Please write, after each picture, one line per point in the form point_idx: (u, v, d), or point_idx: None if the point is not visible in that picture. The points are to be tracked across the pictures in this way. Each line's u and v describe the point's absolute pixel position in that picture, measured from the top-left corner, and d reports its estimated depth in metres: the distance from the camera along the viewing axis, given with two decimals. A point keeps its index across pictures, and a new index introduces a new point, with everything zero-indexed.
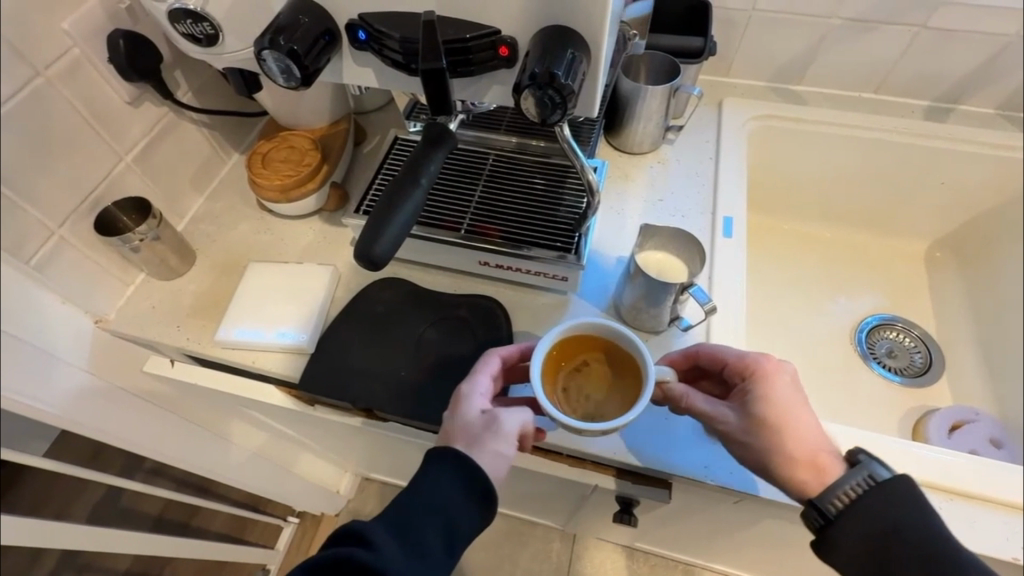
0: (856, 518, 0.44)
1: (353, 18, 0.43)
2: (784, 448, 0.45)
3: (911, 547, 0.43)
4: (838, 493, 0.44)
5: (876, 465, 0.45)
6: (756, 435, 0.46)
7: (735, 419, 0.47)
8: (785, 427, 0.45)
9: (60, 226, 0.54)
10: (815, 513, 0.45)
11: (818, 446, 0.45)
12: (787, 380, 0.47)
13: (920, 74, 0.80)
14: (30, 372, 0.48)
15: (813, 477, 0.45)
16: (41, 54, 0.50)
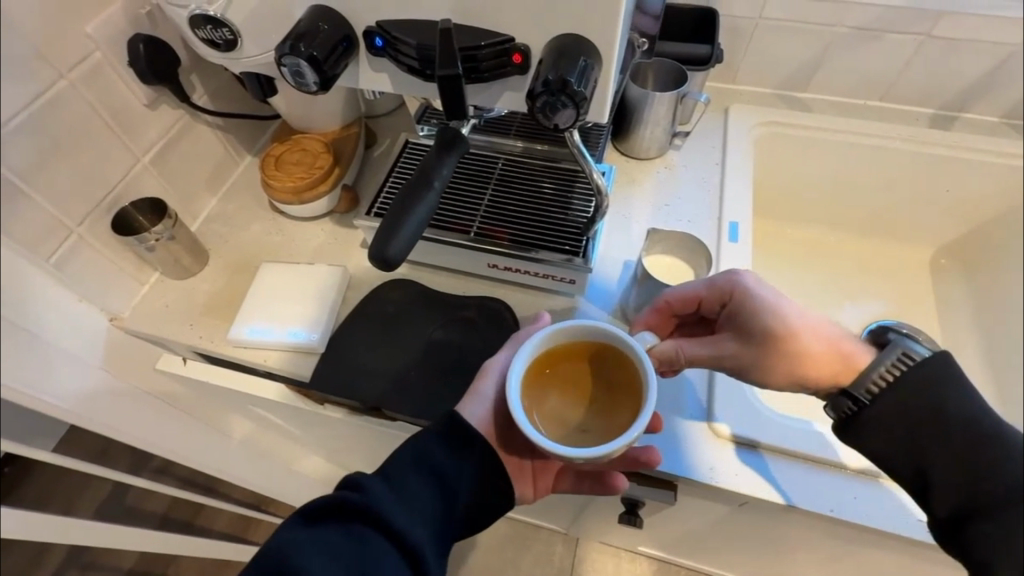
0: (895, 403, 0.44)
1: (370, 25, 0.44)
2: (799, 352, 0.47)
3: (958, 427, 0.42)
4: (874, 377, 0.45)
5: (910, 343, 0.45)
6: (766, 353, 0.48)
7: (735, 347, 0.50)
8: (786, 333, 0.48)
9: (78, 225, 0.55)
10: (848, 401, 0.45)
11: (828, 336, 0.48)
12: (763, 287, 0.50)
13: (925, 82, 0.81)
14: (49, 368, 0.48)
15: (844, 371, 0.47)
16: (65, 58, 0.51)
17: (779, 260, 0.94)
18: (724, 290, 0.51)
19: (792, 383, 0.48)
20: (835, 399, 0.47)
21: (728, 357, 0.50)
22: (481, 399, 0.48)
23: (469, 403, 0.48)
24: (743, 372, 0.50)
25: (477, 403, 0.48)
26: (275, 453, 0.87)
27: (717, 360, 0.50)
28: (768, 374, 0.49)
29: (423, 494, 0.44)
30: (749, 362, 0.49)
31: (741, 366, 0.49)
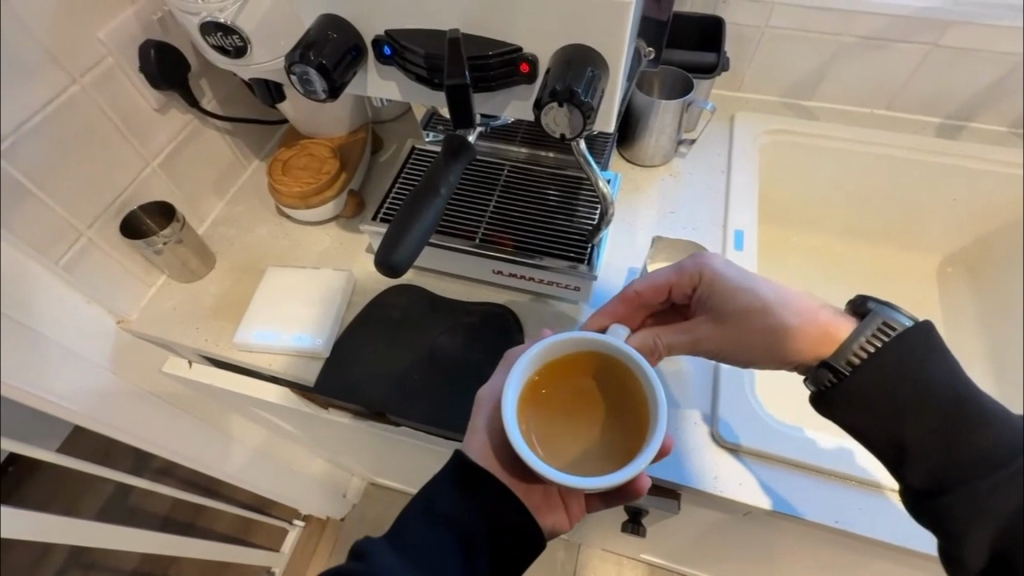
0: (876, 372, 0.43)
1: (379, 34, 0.44)
2: (772, 327, 0.49)
3: (935, 395, 0.41)
4: (854, 348, 0.44)
5: (891, 312, 0.45)
6: (739, 330, 0.50)
7: (714, 330, 0.50)
8: (755, 310, 0.49)
9: (88, 227, 0.55)
10: (829, 371, 0.45)
11: (800, 311, 0.49)
12: (728, 269, 0.51)
13: (932, 92, 0.81)
14: (54, 368, 0.49)
15: (823, 346, 0.47)
16: (77, 63, 0.51)
17: (783, 268, 0.94)
18: (690, 272, 0.52)
19: (773, 360, 0.50)
20: (816, 371, 0.46)
21: (706, 339, 0.51)
22: (480, 432, 0.48)
23: (471, 438, 0.48)
24: (723, 351, 0.51)
25: (478, 437, 0.48)
26: (278, 456, 0.87)
27: (695, 344, 0.51)
28: (746, 351, 0.50)
29: (429, 533, 0.46)
30: (726, 341, 0.50)
31: (719, 346, 0.51)
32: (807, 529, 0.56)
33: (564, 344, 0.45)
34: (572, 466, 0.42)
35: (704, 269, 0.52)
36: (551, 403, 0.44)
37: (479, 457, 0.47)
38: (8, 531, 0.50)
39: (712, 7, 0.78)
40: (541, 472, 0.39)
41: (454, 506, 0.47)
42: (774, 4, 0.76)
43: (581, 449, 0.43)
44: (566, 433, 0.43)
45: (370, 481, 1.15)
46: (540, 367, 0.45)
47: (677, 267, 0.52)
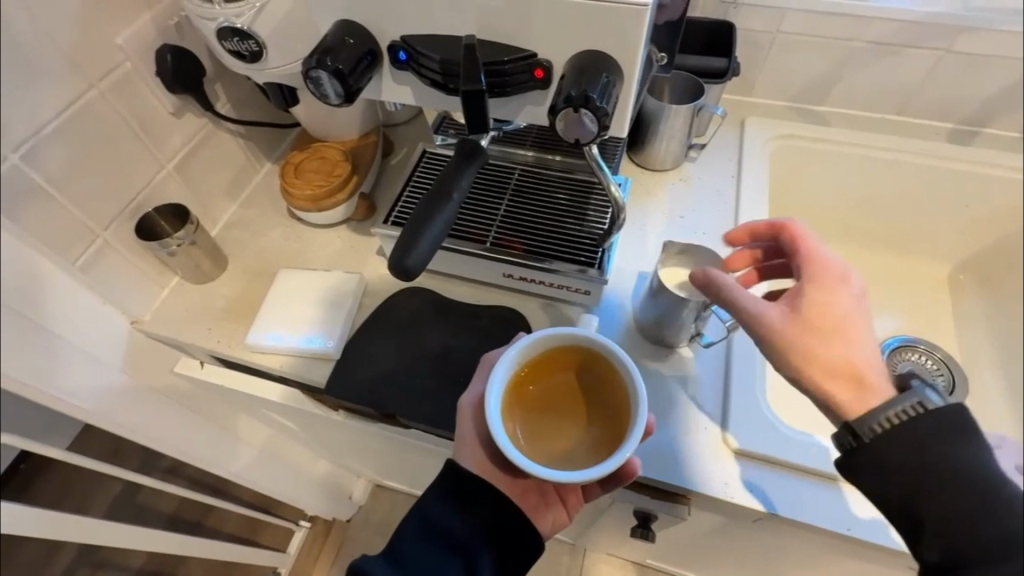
0: (899, 446, 0.41)
1: (395, 40, 0.45)
2: (824, 352, 0.45)
3: (956, 474, 0.39)
4: (885, 415, 0.42)
5: (930, 391, 0.42)
6: (800, 332, 0.46)
7: (776, 316, 0.47)
8: (834, 333, 0.45)
9: (104, 229, 0.56)
10: (848, 435, 0.43)
11: (864, 362, 0.44)
12: (856, 293, 0.47)
13: (945, 98, 0.80)
14: (67, 368, 0.50)
15: (850, 392, 0.44)
16: (95, 68, 0.52)
17: None
18: (825, 276, 0.48)
19: (791, 372, 0.46)
20: (839, 433, 0.44)
21: (763, 319, 0.47)
22: (467, 443, 0.47)
23: (460, 450, 0.48)
24: (765, 339, 0.47)
25: (466, 447, 0.47)
26: (287, 457, 0.88)
27: (750, 317, 0.48)
28: (780, 352, 0.46)
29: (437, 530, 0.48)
30: (776, 332, 0.46)
31: (769, 331, 0.47)
32: (818, 537, 0.55)
33: (537, 343, 0.46)
34: (566, 462, 0.43)
35: (845, 286, 0.47)
36: (533, 403, 0.45)
37: (473, 467, 0.48)
38: (22, 529, 0.50)
39: (724, 12, 0.78)
40: (539, 474, 0.40)
41: (458, 509, 0.48)
42: (786, 9, 0.76)
43: (571, 444, 0.43)
44: (553, 431, 0.44)
45: (376, 483, 1.15)
46: (517, 368, 0.46)
47: (833, 266, 0.48)
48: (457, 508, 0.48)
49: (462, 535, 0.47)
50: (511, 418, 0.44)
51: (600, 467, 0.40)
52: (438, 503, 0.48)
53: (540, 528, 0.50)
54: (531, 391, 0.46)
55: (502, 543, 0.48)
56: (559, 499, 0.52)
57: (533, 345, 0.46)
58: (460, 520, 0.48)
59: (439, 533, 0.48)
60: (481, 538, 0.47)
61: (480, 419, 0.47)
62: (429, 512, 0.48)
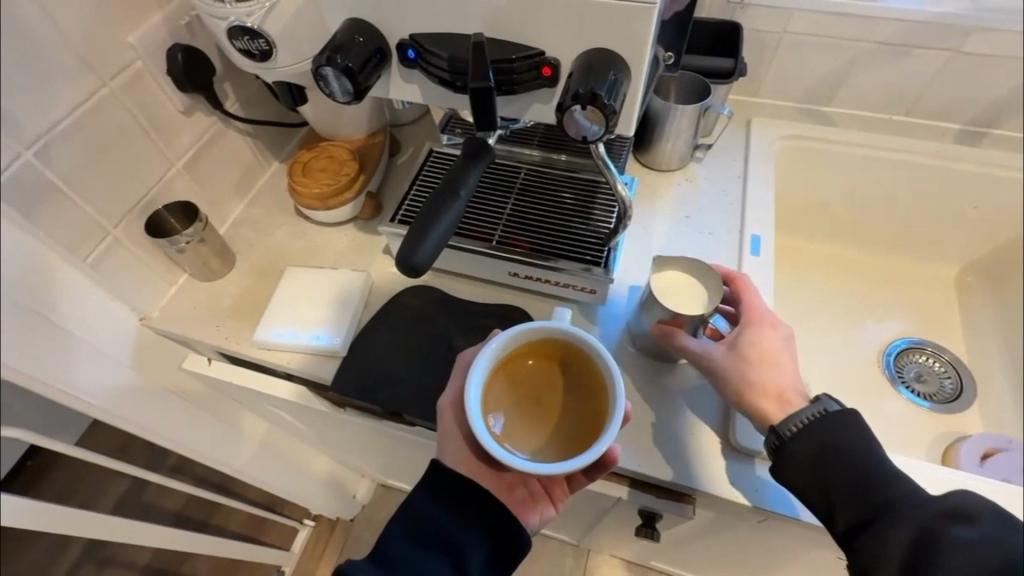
0: (807, 441, 0.46)
1: (404, 38, 0.45)
2: (754, 380, 0.50)
3: (851, 463, 0.45)
4: (795, 421, 0.47)
5: (833, 402, 0.48)
6: (738, 364, 0.51)
7: (720, 356, 0.52)
8: (768, 364, 0.50)
9: (114, 226, 0.57)
10: (772, 437, 0.48)
11: (790, 385, 0.50)
12: (781, 339, 0.52)
13: (953, 97, 0.80)
14: (75, 363, 0.50)
15: (778, 409, 0.49)
16: (107, 67, 0.53)
17: (800, 274, 0.93)
18: (757, 315, 0.53)
19: (732, 400, 0.50)
20: (765, 436, 0.49)
21: (709, 357, 0.52)
22: (450, 439, 0.48)
23: (445, 447, 0.48)
24: (710, 375, 0.52)
25: (451, 443, 0.48)
26: (292, 455, 0.88)
27: (698, 355, 0.52)
28: (720, 384, 0.51)
29: (444, 526, 0.47)
30: (718, 368, 0.51)
31: (713, 368, 0.51)
32: (823, 537, 0.55)
33: (515, 338, 0.46)
34: (547, 455, 0.43)
35: (774, 326, 0.53)
36: (512, 396, 0.45)
37: (459, 463, 0.48)
38: (30, 523, 0.51)
39: (731, 13, 0.79)
40: (519, 468, 0.40)
41: (458, 507, 0.48)
42: (793, 10, 0.76)
43: (551, 437, 0.43)
44: (533, 425, 0.44)
45: (380, 482, 1.16)
46: (496, 363, 0.46)
47: (763, 309, 0.54)
48: (457, 506, 0.48)
49: (465, 533, 0.47)
50: (491, 413, 0.44)
51: (579, 458, 0.41)
52: (439, 497, 0.48)
53: (528, 521, 0.51)
54: (511, 386, 0.46)
55: (498, 542, 0.48)
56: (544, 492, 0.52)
57: (510, 340, 0.46)
58: (462, 519, 0.48)
59: (440, 530, 0.47)
60: (480, 537, 0.48)
61: (462, 415, 0.48)
62: (434, 508, 0.48)
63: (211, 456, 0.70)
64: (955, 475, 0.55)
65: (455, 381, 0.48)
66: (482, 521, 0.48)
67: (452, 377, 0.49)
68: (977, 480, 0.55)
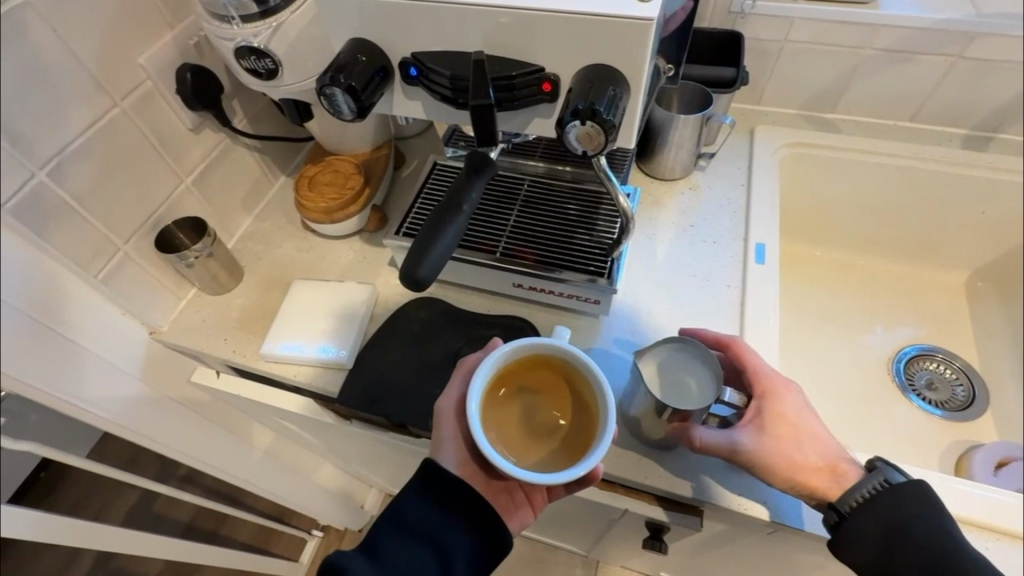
0: (868, 518, 0.47)
1: (406, 56, 0.46)
2: (801, 460, 0.48)
3: (919, 542, 0.46)
4: (856, 496, 0.47)
5: (893, 471, 0.49)
6: (776, 446, 0.49)
7: (751, 443, 0.49)
8: (801, 436, 0.49)
9: (125, 242, 0.58)
10: (832, 514, 0.48)
11: (832, 453, 0.50)
12: (796, 398, 0.51)
13: (958, 103, 0.79)
14: (83, 377, 0.51)
15: (833, 482, 0.48)
16: (119, 87, 0.54)
17: (807, 280, 0.92)
18: (769, 384, 0.51)
19: (783, 485, 0.49)
20: (823, 512, 0.49)
21: (743, 448, 0.49)
22: (447, 443, 0.47)
23: (440, 451, 0.48)
24: (750, 465, 0.49)
25: (448, 449, 0.47)
26: (298, 466, 0.88)
27: (730, 449, 0.49)
28: (766, 470, 0.48)
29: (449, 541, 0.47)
30: (758, 455, 0.48)
31: (754, 459, 0.48)
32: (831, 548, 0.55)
33: (513, 352, 0.46)
34: (541, 467, 0.43)
35: (787, 388, 0.51)
36: (510, 407, 0.45)
37: (453, 466, 0.48)
38: (38, 535, 0.51)
39: (731, 23, 0.79)
40: (519, 477, 0.40)
41: (452, 528, 0.47)
42: (794, 18, 0.76)
43: (548, 454, 0.43)
44: (530, 437, 0.44)
45: (387, 492, 1.16)
46: (495, 375, 0.46)
47: (770, 373, 0.52)
48: (453, 523, 0.47)
49: (467, 543, 0.47)
50: (490, 424, 0.44)
51: (576, 469, 0.41)
52: (436, 513, 0.47)
53: (512, 528, 0.50)
54: (509, 401, 0.46)
55: (489, 546, 0.48)
56: (526, 500, 0.51)
57: (510, 353, 0.46)
58: (460, 536, 0.47)
59: (442, 544, 0.46)
60: (474, 554, 0.48)
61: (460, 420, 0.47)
62: (433, 524, 0.47)
63: (220, 468, 0.71)
64: (977, 488, 0.55)
65: (455, 388, 0.48)
66: (479, 539, 0.48)
67: (449, 385, 0.48)
68: (985, 488, 0.55)
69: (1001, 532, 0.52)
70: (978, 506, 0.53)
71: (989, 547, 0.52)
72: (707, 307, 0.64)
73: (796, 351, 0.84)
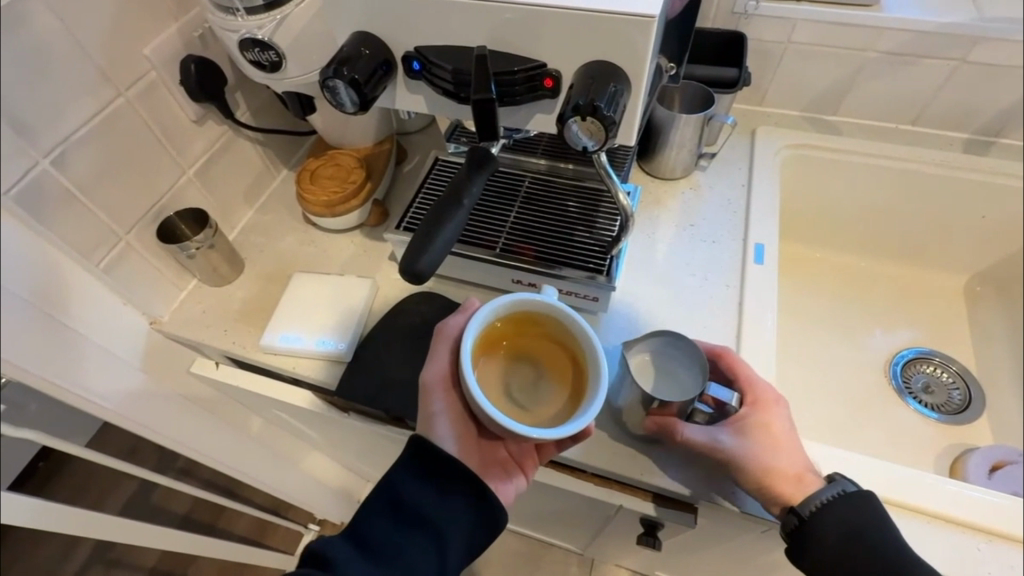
0: (827, 523, 0.47)
1: (409, 50, 0.46)
2: (773, 466, 0.48)
3: (872, 549, 0.47)
4: (816, 502, 0.48)
5: (850, 482, 0.50)
6: (753, 448, 0.49)
7: (729, 443, 0.49)
8: (780, 445, 0.50)
9: (127, 232, 0.58)
10: (792, 518, 0.48)
11: (804, 465, 0.50)
12: (781, 410, 0.51)
13: (959, 107, 0.79)
14: (84, 365, 0.51)
15: (798, 491, 0.48)
16: (124, 77, 0.54)
17: (806, 282, 0.93)
18: (760, 393, 0.52)
19: (751, 487, 0.49)
20: (782, 517, 0.49)
21: (720, 447, 0.49)
22: (440, 415, 0.48)
23: (432, 416, 0.47)
24: (723, 464, 0.49)
25: (439, 412, 0.47)
26: (297, 460, 0.89)
27: (707, 446, 0.50)
28: (738, 470, 0.49)
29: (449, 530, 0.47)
30: (732, 455, 0.49)
31: (728, 458, 0.49)
32: None
33: (504, 309, 0.46)
34: (539, 420, 0.44)
35: (774, 400, 0.51)
36: (499, 369, 0.46)
37: (448, 437, 0.48)
38: (37, 522, 0.52)
39: (735, 23, 0.79)
40: (522, 430, 0.41)
41: (450, 517, 0.47)
42: (797, 19, 0.76)
43: (543, 409, 0.44)
44: (523, 393, 0.45)
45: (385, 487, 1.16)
46: (482, 337, 0.46)
47: (761, 383, 0.52)
48: (453, 513, 0.47)
49: (466, 533, 0.47)
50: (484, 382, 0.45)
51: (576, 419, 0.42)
52: (428, 501, 0.47)
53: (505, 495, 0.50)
54: (499, 358, 0.46)
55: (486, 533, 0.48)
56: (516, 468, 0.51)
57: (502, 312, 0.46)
58: (460, 524, 0.47)
59: (440, 534, 0.46)
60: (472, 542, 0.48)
61: (450, 390, 0.48)
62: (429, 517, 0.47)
63: (218, 459, 0.71)
64: (973, 490, 0.55)
65: (443, 351, 0.48)
66: (470, 521, 0.47)
67: (435, 357, 0.48)
68: (983, 492, 0.55)
69: (996, 535, 0.53)
70: (975, 509, 0.54)
71: (985, 550, 0.52)
72: (705, 307, 0.64)
73: (795, 353, 0.84)
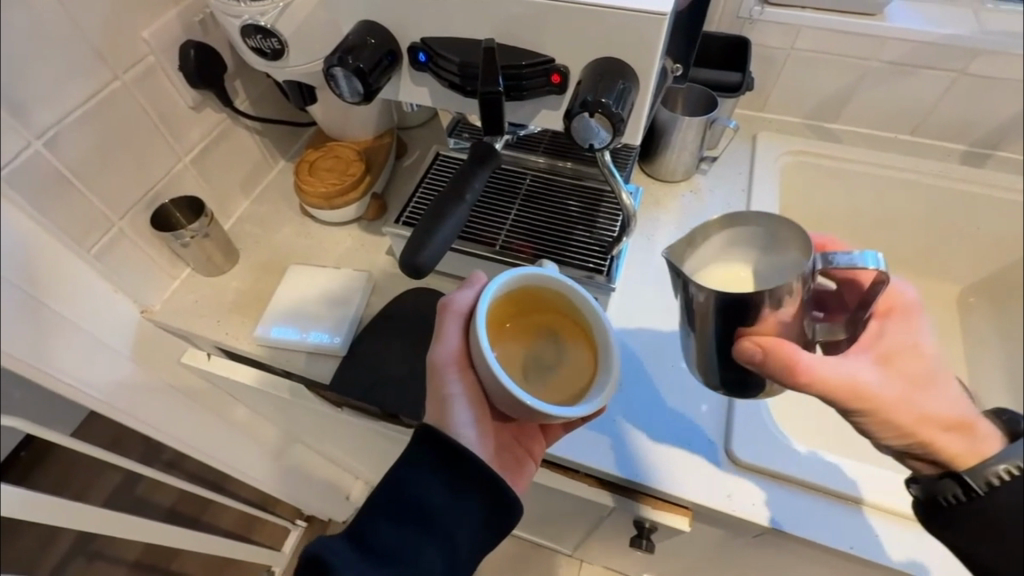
0: (1005, 503, 0.40)
1: (416, 41, 0.46)
2: (929, 406, 0.42)
3: None
4: (995, 470, 0.41)
5: None
6: (899, 384, 0.42)
7: (874, 376, 0.42)
8: (929, 377, 0.43)
9: (120, 218, 0.57)
10: (953, 486, 0.42)
11: (961, 404, 0.43)
12: (923, 327, 0.44)
13: (960, 119, 0.75)
14: (71, 352, 0.50)
15: (963, 441, 0.42)
16: (121, 60, 0.53)
17: None
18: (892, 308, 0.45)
19: (899, 434, 0.43)
20: (938, 483, 0.43)
21: (865, 378, 0.42)
22: (456, 397, 0.46)
23: (448, 403, 0.45)
24: (869, 403, 0.42)
25: (455, 398, 0.45)
26: (287, 454, 0.88)
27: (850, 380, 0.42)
28: (887, 409, 0.42)
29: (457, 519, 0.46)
30: (878, 391, 0.42)
31: (874, 394, 0.42)
32: (820, 554, 0.55)
33: (513, 283, 0.45)
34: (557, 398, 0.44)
35: (914, 316, 0.45)
36: (513, 348, 0.46)
37: (465, 423, 0.46)
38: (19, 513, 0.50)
39: (739, 28, 0.80)
40: (555, 409, 0.41)
41: (458, 507, 0.45)
42: (802, 25, 0.77)
43: (558, 386, 0.45)
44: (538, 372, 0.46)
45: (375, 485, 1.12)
46: (494, 317, 0.45)
47: (898, 299, 0.45)
48: (460, 503, 0.46)
49: (475, 521, 0.46)
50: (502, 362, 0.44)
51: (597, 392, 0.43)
52: (433, 493, 0.45)
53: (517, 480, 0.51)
54: (508, 338, 0.46)
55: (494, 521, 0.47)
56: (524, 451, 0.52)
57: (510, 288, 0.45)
58: (469, 511, 0.46)
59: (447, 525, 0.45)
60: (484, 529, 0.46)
61: (464, 371, 0.46)
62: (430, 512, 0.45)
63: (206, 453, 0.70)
64: None
65: (452, 333, 0.46)
66: (481, 514, 0.46)
67: (447, 335, 0.46)
68: None
69: None
70: None
71: None
72: None
73: None
